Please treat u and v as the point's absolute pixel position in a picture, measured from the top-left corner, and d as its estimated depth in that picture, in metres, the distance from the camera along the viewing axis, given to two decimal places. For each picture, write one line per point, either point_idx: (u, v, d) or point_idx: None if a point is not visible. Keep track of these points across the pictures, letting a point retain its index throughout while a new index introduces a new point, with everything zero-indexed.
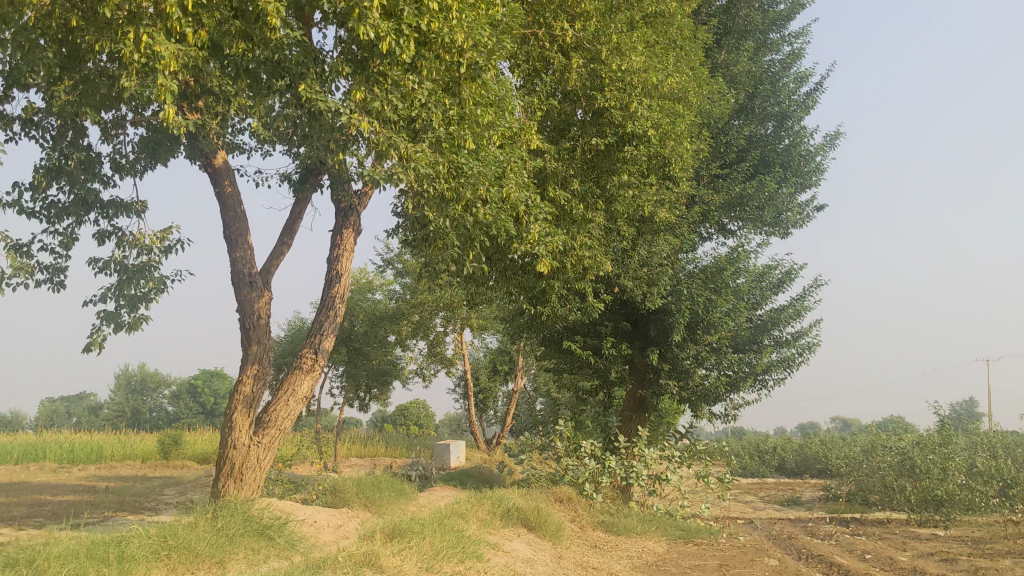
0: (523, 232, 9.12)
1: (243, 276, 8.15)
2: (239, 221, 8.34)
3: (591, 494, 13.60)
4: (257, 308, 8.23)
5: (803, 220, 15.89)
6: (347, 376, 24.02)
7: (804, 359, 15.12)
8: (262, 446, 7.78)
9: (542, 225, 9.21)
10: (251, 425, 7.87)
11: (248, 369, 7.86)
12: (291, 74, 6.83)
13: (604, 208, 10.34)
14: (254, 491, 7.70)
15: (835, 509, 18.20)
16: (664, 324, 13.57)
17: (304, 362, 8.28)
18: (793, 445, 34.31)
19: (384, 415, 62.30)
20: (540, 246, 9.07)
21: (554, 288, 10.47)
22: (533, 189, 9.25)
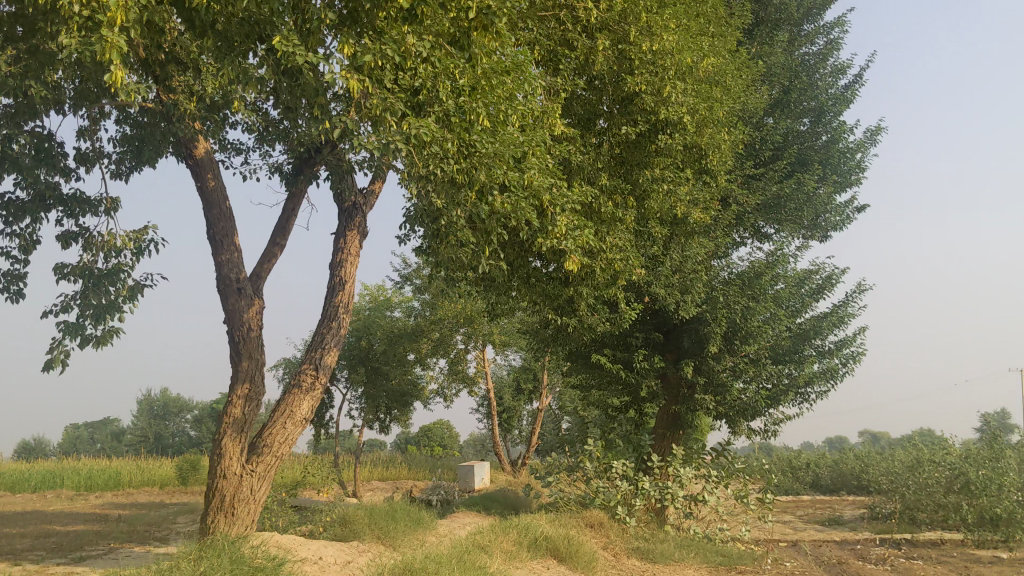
0: (546, 226, 8.31)
1: (229, 284, 7.63)
2: (224, 220, 7.83)
3: (624, 519, 12.68)
4: (247, 320, 7.69)
5: (842, 222, 14.97)
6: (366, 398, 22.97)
7: (849, 370, 14.14)
8: (255, 474, 7.18)
9: (571, 221, 8.35)
10: (243, 453, 7.29)
11: (237, 391, 7.30)
12: (270, 32, 6.05)
13: (636, 205, 9.54)
14: (246, 525, 7.10)
15: (882, 529, 17.10)
16: (698, 335, 12.67)
17: (302, 381, 7.66)
18: (827, 461, 33.07)
19: (406, 437, 61.41)
20: (570, 241, 8.17)
21: (583, 295, 9.60)
22: (558, 180, 8.47)
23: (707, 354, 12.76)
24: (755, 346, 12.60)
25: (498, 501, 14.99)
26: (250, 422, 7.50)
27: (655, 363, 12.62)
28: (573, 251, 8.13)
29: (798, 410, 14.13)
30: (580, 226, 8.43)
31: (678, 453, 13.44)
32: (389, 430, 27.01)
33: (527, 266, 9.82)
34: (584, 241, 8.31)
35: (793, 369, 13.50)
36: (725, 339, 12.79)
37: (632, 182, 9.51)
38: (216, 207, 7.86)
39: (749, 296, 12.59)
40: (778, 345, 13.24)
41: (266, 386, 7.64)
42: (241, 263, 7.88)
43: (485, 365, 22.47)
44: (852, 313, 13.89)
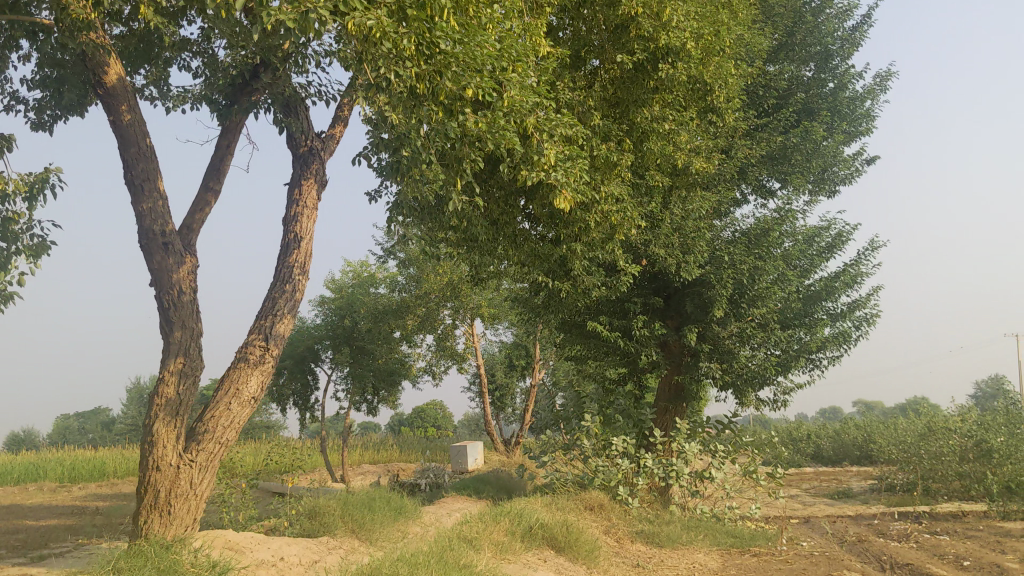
0: (532, 156, 7.34)
1: (156, 237, 6.99)
2: (144, 160, 7.14)
3: (626, 499, 11.76)
4: (176, 282, 7.08)
5: (850, 176, 13.97)
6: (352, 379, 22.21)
7: (862, 334, 13.18)
8: (193, 465, 6.50)
9: (562, 152, 7.45)
10: (180, 441, 6.61)
11: (170, 368, 6.64)
12: None
13: (634, 149, 8.58)
14: (185, 524, 6.40)
15: (896, 501, 16.22)
16: (702, 298, 11.71)
17: (249, 354, 7.01)
18: (828, 431, 32.23)
19: (400, 418, 60.48)
20: (560, 173, 7.29)
21: (576, 254, 8.60)
22: (544, 107, 7.49)
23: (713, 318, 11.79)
24: (763, 308, 11.68)
25: (491, 484, 14.04)
26: (186, 403, 6.77)
27: (656, 329, 11.66)
28: (565, 186, 7.28)
29: (809, 377, 13.17)
30: (573, 152, 7.54)
31: (682, 427, 12.49)
32: (377, 410, 26.10)
33: (513, 219, 8.93)
34: (576, 175, 7.42)
35: (803, 333, 12.55)
36: (731, 301, 11.84)
37: (630, 121, 8.56)
38: (134, 142, 7.11)
39: (755, 251, 11.69)
40: (787, 306, 12.31)
41: (203, 361, 6.92)
42: (167, 213, 7.19)
43: (474, 341, 21.49)
44: (866, 272, 12.88)
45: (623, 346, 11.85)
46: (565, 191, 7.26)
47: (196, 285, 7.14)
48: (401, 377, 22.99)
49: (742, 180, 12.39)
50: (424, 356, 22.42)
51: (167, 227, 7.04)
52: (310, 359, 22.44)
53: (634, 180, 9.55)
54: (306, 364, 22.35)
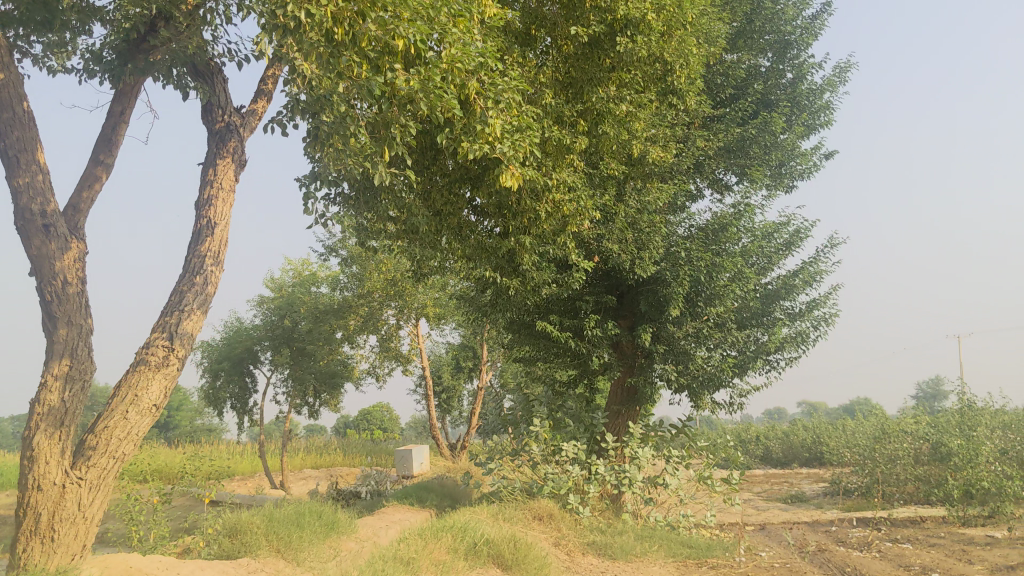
0: (475, 126, 6.73)
1: (35, 217, 6.47)
2: (26, 130, 6.66)
3: (576, 508, 11.17)
4: (62, 270, 6.53)
5: (808, 171, 13.51)
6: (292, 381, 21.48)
7: (820, 334, 12.71)
8: (79, 485, 5.99)
9: (511, 125, 6.88)
10: (66, 458, 6.09)
11: (53, 375, 6.11)
12: None
13: (587, 133, 8.04)
14: (71, 552, 5.91)
15: (851, 506, 15.86)
16: (656, 297, 11.15)
17: (149, 358, 6.48)
18: (776, 433, 32.03)
19: (344, 420, 59.39)
20: (506, 146, 6.78)
21: (524, 246, 8.01)
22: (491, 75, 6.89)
23: (669, 318, 11.24)
24: (720, 307, 11.20)
25: (435, 492, 13.37)
26: (74, 412, 6.26)
27: (609, 329, 11.07)
28: (513, 162, 6.86)
29: (766, 380, 12.67)
30: (523, 124, 6.99)
31: (636, 431, 11.94)
32: (318, 414, 25.28)
33: (459, 211, 8.25)
34: (527, 151, 7.00)
35: (761, 334, 12.06)
36: (687, 299, 11.33)
37: (584, 103, 7.98)
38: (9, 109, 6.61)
39: (712, 247, 11.17)
40: (744, 304, 11.82)
41: (92, 365, 6.39)
42: (48, 189, 6.64)
43: (420, 341, 20.77)
44: (825, 269, 12.42)
45: (575, 347, 11.23)
46: (513, 169, 6.84)
47: (83, 273, 6.60)
48: (343, 380, 22.30)
49: (697, 174, 11.87)
50: (367, 358, 21.65)
51: (48, 206, 6.52)
52: (248, 361, 21.54)
53: (587, 171, 9.02)
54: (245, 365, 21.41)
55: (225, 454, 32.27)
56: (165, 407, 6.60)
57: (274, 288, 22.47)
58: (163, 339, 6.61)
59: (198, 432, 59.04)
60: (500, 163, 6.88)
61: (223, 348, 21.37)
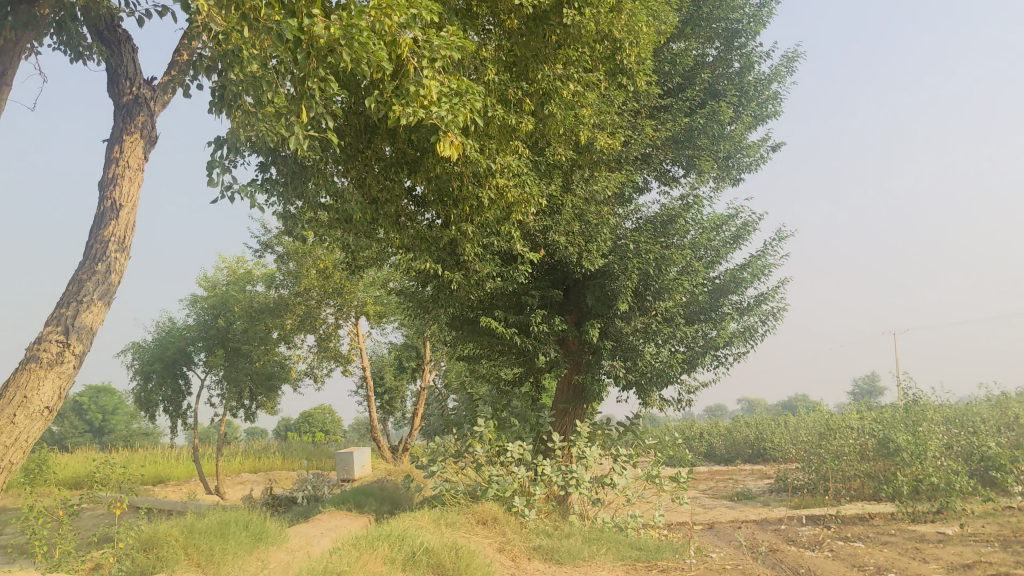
0: (409, 91, 6.21)
1: None
2: None
3: (522, 512, 10.74)
4: None
5: (755, 163, 13.23)
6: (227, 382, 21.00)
7: (768, 329, 12.43)
8: None
9: (450, 91, 6.23)
10: None
11: None
12: None
13: (532, 113, 7.60)
14: None
15: (798, 504, 15.68)
16: (605, 291, 10.74)
17: (42, 354, 6.02)
18: (719, 429, 32.00)
19: (285, 423, 58.28)
20: (443, 110, 6.10)
21: (466, 236, 7.53)
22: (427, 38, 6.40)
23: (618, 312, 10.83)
24: (670, 301, 10.83)
25: (375, 496, 12.84)
26: None
27: (556, 324, 10.65)
28: (452, 131, 6.21)
29: (714, 376, 12.35)
30: (463, 88, 6.30)
31: (583, 430, 11.54)
32: (254, 416, 24.54)
33: (397, 197, 7.74)
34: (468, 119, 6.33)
35: (710, 329, 11.75)
36: (635, 293, 10.95)
37: (530, 79, 7.51)
38: None
39: (661, 238, 10.83)
40: (692, 298, 11.48)
41: None
42: None
43: (359, 340, 20.16)
44: (774, 263, 12.13)
45: (521, 344, 10.76)
46: (451, 138, 6.18)
47: None
48: (281, 382, 21.66)
49: (644, 165, 11.50)
50: (304, 357, 20.97)
51: None
52: (181, 362, 20.76)
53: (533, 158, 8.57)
54: (178, 367, 21.00)
55: (159, 458, 31.27)
56: (59, 409, 6.16)
57: (207, 286, 21.69)
58: (55, 334, 6.15)
59: (134, 436, 57.53)
60: (438, 132, 6.23)
61: (155, 349, 20.88)
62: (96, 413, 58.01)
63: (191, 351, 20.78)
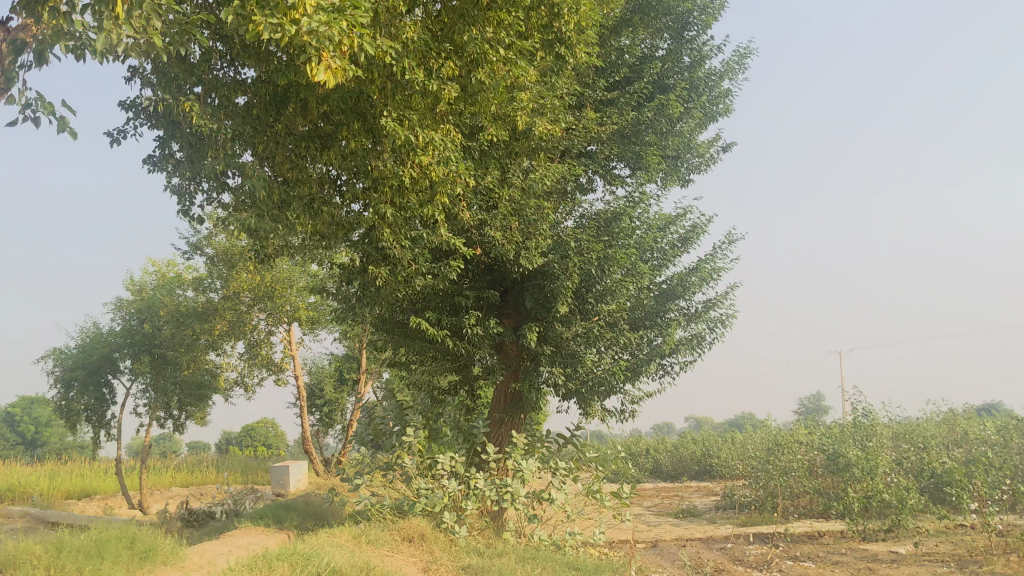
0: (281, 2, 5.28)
1: None
2: None
3: (452, 528, 9.98)
4: None
5: (704, 164, 12.68)
6: (154, 393, 19.54)
7: (716, 337, 11.84)
8: None
9: (330, 5, 5.36)
10: None
11: None
12: None
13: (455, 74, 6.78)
14: None
15: (745, 521, 15.12)
16: (543, 292, 10.07)
17: None
18: (666, 445, 31.54)
19: (226, 436, 56.74)
20: (316, 23, 5.17)
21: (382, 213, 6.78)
22: None
23: (559, 316, 10.18)
24: (613, 304, 10.20)
25: (298, 511, 11.99)
26: None
27: (491, 328, 9.94)
28: (328, 52, 5.36)
29: (659, 386, 11.72)
30: (347, 5, 5.48)
31: (520, 441, 10.82)
32: (184, 428, 23.38)
33: (313, 180, 7.06)
34: (355, 43, 5.47)
35: (655, 336, 11.13)
36: (576, 294, 10.30)
37: (453, 41, 6.80)
38: None
39: (604, 237, 10.22)
40: (636, 300, 10.87)
41: None
42: None
43: (293, 348, 19.28)
44: (723, 266, 11.56)
45: (453, 348, 10.01)
46: (325, 60, 5.31)
47: None
48: (211, 391, 20.58)
49: (587, 162, 10.87)
50: (234, 365, 20.01)
51: None
52: (105, 369, 19.75)
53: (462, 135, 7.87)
54: (103, 375, 19.80)
55: (86, 472, 29.93)
56: None
57: (134, 290, 20.67)
58: None
59: (67, 448, 55.62)
60: (312, 53, 5.39)
61: (78, 355, 19.86)
62: (29, 425, 56.00)
63: (116, 357, 19.76)
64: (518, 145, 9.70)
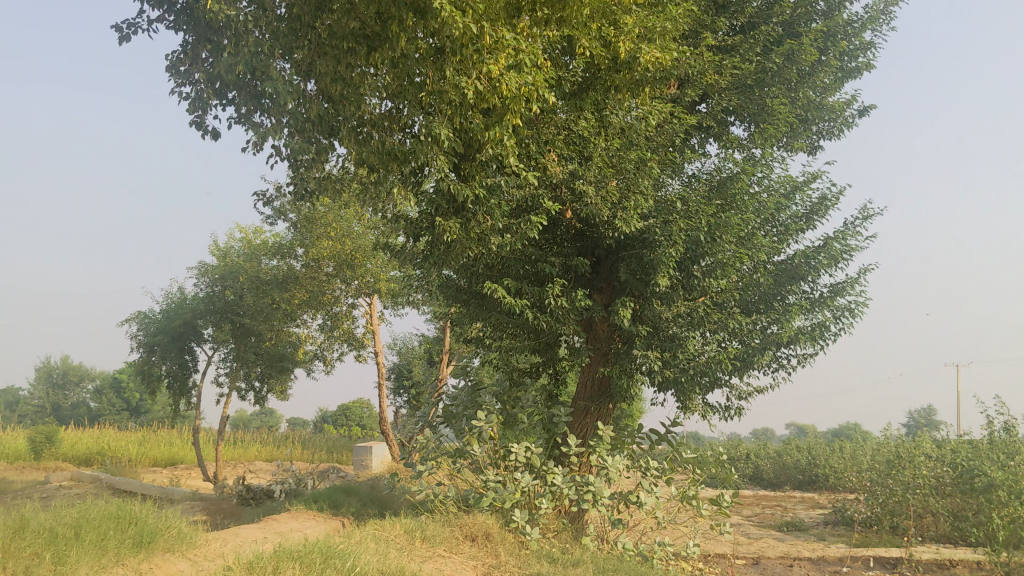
0: None
1: None
2: None
3: (523, 529, 8.65)
4: None
5: (836, 130, 11.01)
6: (234, 359, 19.51)
7: (842, 329, 10.19)
8: None
9: None
10: None
11: None
12: None
13: None
14: None
15: (859, 542, 13.37)
16: (641, 262, 8.62)
17: None
18: (768, 451, 29.59)
19: (323, 413, 56.75)
20: None
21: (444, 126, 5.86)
22: None
23: (657, 292, 8.72)
24: (722, 280, 8.68)
25: (358, 497, 10.88)
26: None
27: (578, 301, 8.52)
28: None
29: (773, 381, 10.14)
30: None
31: (606, 435, 9.41)
32: (265, 400, 22.81)
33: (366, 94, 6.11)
34: None
35: (770, 323, 9.56)
36: (680, 267, 8.81)
37: None
38: None
39: (716, 201, 8.71)
40: (749, 278, 9.34)
41: None
42: None
43: (373, 323, 18.27)
44: (856, 245, 9.89)
45: (534, 323, 8.63)
46: None
47: None
48: (292, 363, 19.84)
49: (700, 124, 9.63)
50: (314, 338, 19.15)
51: None
52: (187, 335, 19.23)
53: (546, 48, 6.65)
54: (185, 341, 19.25)
55: (175, 441, 29.69)
56: None
57: (218, 256, 20.04)
58: None
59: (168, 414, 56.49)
60: None
61: (161, 320, 19.31)
62: (134, 391, 56.93)
63: (199, 323, 19.29)
64: (619, 78, 8.16)
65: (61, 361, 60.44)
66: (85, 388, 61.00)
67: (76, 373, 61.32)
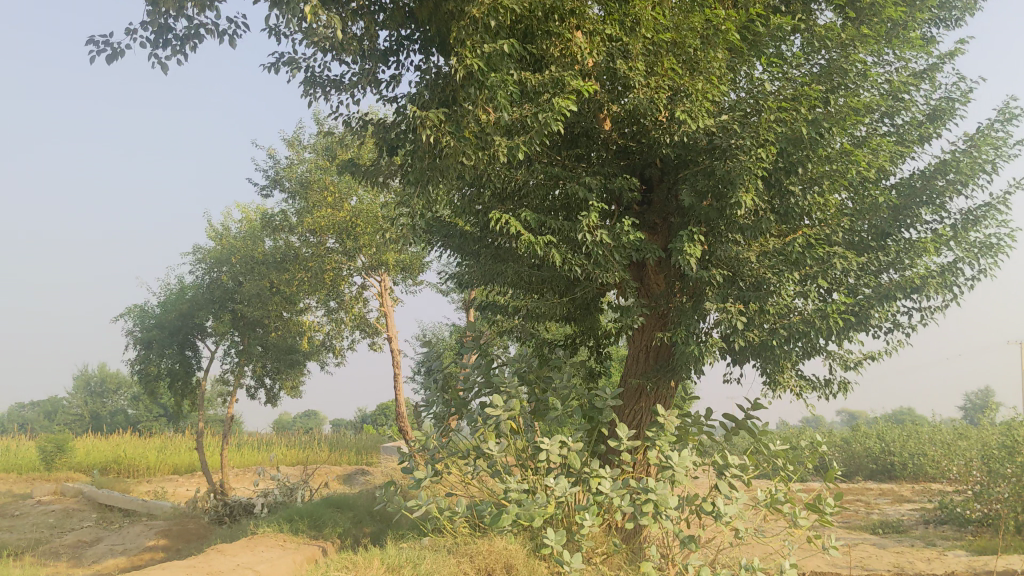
0: None
1: None
2: None
3: (559, 557, 6.16)
4: None
5: (953, 16, 8.45)
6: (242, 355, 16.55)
7: (981, 272, 7.64)
8: None
9: None
10: None
11: None
12: None
13: None
14: None
15: (986, 548, 10.69)
16: (713, 176, 6.11)
17: None
18: (837, 439, 26.72)
19: (362, 413, 54.57)
20: None
21: None
22: None
23: (737, 222, 6.21)
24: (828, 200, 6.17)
25: (349, 513, 8.53)
26: None
27: (625, 235, 6.04)
28: None
29: (889, 345, 7.61)
30: None
31: (670, 424, 6.90)
32: (277, 400, 20.60)
33: None
34: None
35: (886, 265, 7.06)
36: (767, 185, 6.29)
37: None
38: None
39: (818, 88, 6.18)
40: (861, 202, 6.84)
41: None
42: None
43: (386, 305, 15.90)
44: (995, 158, 7.35)
45: (563, 268, 6.18)
46: None
47: None
48: (300, 356, 17.45)
49: (782, 3, 7.06)
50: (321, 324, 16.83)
51: None
52: (190, 328, 16.10)
53: None
54: (187, 335, 16.11)
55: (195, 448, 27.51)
56: None
57: (215, 237, 17.83)
58: None
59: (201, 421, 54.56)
60: None
61: (157, 313, 16.31)
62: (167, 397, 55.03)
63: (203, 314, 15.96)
64: None
65: (96, 369, 58.87)
66: (122, 396, 59.26)
67: (113, 381, 59.42)
